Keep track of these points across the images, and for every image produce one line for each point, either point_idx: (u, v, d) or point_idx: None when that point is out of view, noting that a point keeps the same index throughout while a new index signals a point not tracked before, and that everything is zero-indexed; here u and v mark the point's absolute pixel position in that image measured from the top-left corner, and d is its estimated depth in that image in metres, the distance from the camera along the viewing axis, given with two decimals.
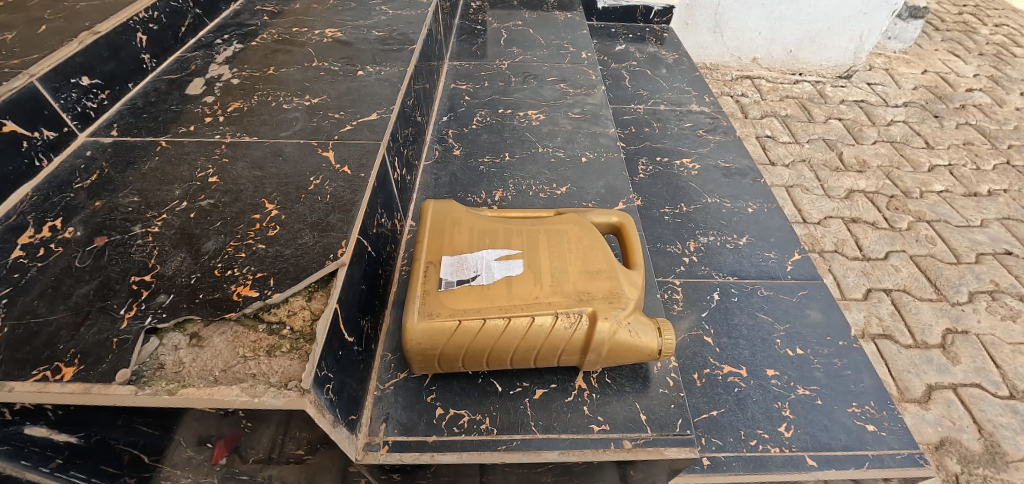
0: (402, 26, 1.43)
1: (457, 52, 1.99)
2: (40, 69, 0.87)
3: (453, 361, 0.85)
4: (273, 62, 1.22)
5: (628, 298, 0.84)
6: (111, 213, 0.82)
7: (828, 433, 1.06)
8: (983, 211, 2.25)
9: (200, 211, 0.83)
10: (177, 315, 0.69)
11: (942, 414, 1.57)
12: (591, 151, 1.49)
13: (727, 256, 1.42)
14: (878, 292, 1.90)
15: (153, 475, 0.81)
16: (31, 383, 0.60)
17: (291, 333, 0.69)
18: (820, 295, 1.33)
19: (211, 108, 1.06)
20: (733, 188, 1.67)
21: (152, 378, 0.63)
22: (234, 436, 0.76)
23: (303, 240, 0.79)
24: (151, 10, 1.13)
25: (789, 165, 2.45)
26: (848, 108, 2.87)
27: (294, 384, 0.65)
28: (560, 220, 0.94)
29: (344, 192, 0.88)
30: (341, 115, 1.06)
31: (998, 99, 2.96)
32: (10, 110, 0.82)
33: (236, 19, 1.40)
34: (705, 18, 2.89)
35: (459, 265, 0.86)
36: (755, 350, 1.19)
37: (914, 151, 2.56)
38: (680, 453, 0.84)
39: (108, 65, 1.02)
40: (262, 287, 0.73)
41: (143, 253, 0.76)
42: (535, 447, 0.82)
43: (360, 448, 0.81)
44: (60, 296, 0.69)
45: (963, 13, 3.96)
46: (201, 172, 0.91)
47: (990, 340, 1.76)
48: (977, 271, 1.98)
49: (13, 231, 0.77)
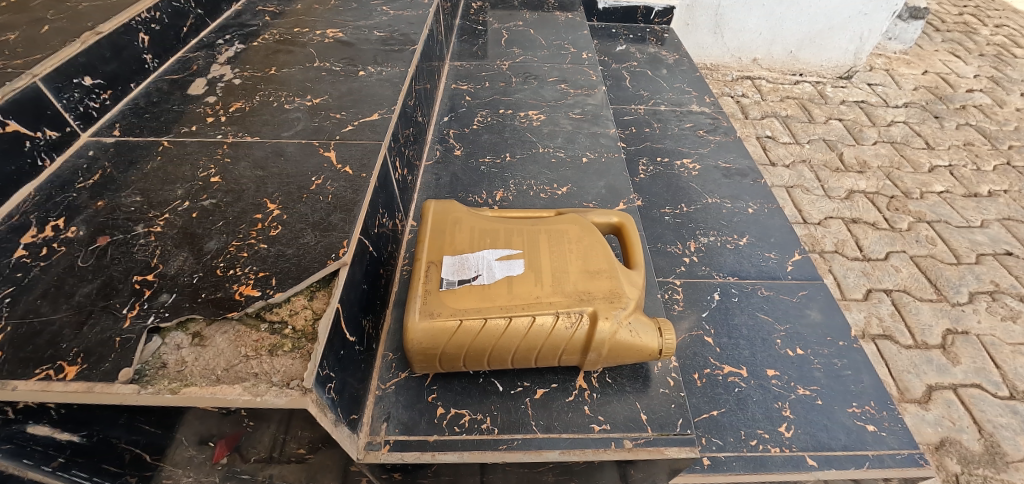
0: (403, 27, 1.43)
1: (458, 52, 1.99)
2: (43, 69, 0.88)
3: (454, 361, 0.85)
4: (275, 63, 1.22)
5: (628, 298, 0.84)
6: (114, 212, 0.82)
7: (828, 433, 1.06)
8: (983, 211, 2.25)
9: (202, 211, 0.83)
10: (179, 314, 0.69)
11: (942, 414, 1.57)
12: (591, 152, 1.49)
13: (727, 256, 1.42)
14: (879, 292, 1.90)
15: (154, 474, 0.81)
16: (34, 382, 0.60)
17: (293, 332, 0.69)
18: (820, 295, 1.33)
19: (213, 108, 1.06)
20: (734, 188, 1.67)
21: (154, 376, 0.63)
22: (235, 435, 0.77)
23: (304, 240, 0.80)
24: (153, 10, 1.13)
25: (789, 166, 2.46)
26: (848, 108, 2.87)
27: (296, 383, 0.65)
28: (560, 220, 0.94)
29: (346, 192, 0.88)
30: (342, 115, 1.07)
31: (998, 99, 2.97)
32: (13, 110, 0.82)
33: (238, 19, 1.40)
34: (706, 19, 2.90)
35: (460, 264, 0.86)
36: (755, 350, 1.20)
37: (914, 151, 2.57)
38: (680, 452, 0.84)
39: (110, 65, 1.02)
40: (264, 286, 0.73)
41: (145, 252, 0.76)
42: (535, 446, 0.83)
43: (361, 448, 0.81)
44: (63, 295, 0.70)
45: (963, 14, 3.96)
46: (203, 172, 0.91)
47: (990, 340, 1.76)
48: (977, 272, 1.98)
49: (15, 231, 0.77)
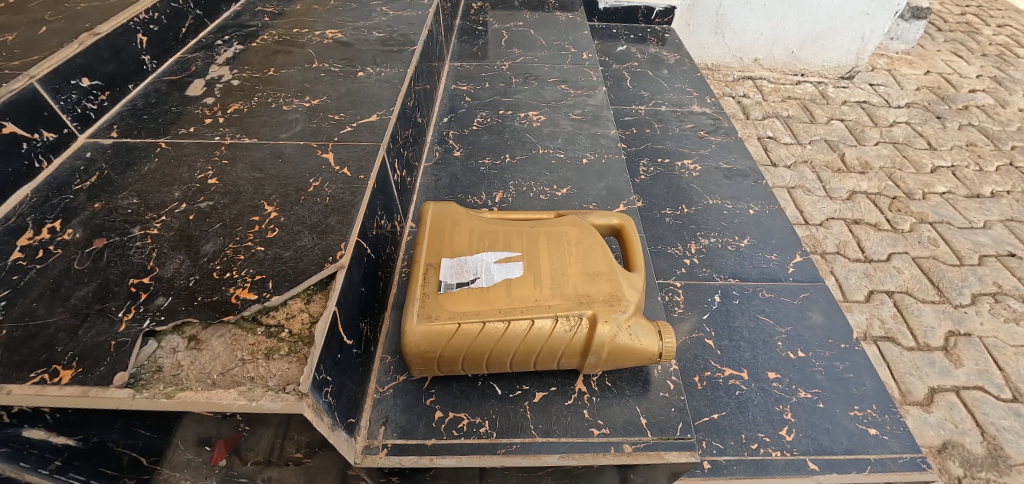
0: (403, 27, 1.43)
1: (458, 53, 1.99)
2: (41, 70, 0.87)
3: (452, 364, 0.84)
4: (273, 63, 1.22)
5: (628, 301, 0.83)
6: (111, 214, 0.82)
7: (830, 436, 1.06)
8: (985, 212, 2.24)
9: (199, 213, 0.83)
10: (176, 317, 0.68)
11: (944, 416, 1.57)
12: (591, 153, 1.49)
13: (728, 258, 1.42)
14: (880, 294, 1.89)
15: (152, 477, 0.80)
16: (29, 386, 0.60)
17: (290, 336, 0.69)
18: (821, 297, 1.33)
19: (211, 109, 1.06)
20: (734, 189, 1.67)
21: (150, 380, 0.63)
22: (234, 438, 0.77)
23: (302, 242, 0.79)
24: (151, 11, 1.13)
25: (790, 167, 2.45)
26: (850, 109, 2.86)
27: (292, 388, 0.64)
28: (560, 222, 0.94)
29: (344, 194, 0.88)
30: (341, 116, 1.06)
31: (1001, 100, 2.95)
32: (10, 111, 0.82)
33: (237, 20, 1.40)
34: (707, 19, 2.89)
35: (459, 267, 0.85)
36: (756, 352, 1.19)
37: (916, 152, 2.55)
38: (680, 457, 0.83)
39: (109, 65, 1.02)
40: (261, 289, 0.72)
41: (142, 255, 0.76)
42: (534, 450, 0.82)
43: (359, 451, 0.80)
44: (59, 298, 0.69)
45: (965, 14, 3.95)
46: (201, 173, 0.91)
47: (992, 343, 1.75)
48: (979, 273, 1.97)
49: (13, 233, 0.77)
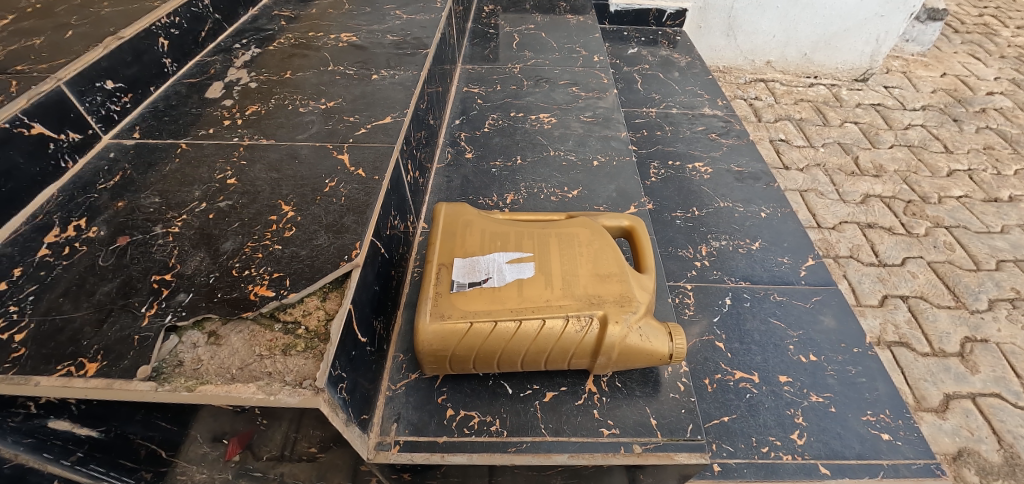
0: (416, 31, 1.44)
1: (469, 56, 2.00)
2: (67, 73, 0.90)
3: (464, 363, 0.85)
4: (290, 66, 1.24)
5: (639, 301, 0.84)
6: (133, 213, 0.84)
7: (842, 441, 1.05)
8: (1002, 216, 2.21)
9: (218, 213, 0.85)
10: (196, 313, 0.70)
11: (960, 423, 1.54)
12: (602, 155, 1.49)
13: (739, 261, 1.41)
14: (894, 299, 1.87)
15: (170, 469, 0.80)
16: (56, 378, 0.62)
17: (307, 332, 0.70)
18: (834, 302, 1.32)
19: (229, 111, 1.08)
20: (746, 192, 1.66)
21: (171, 374, 0.64)
22: (247, 434, 0.76)
23: (318, 241, 0.81)
24: (173, 15, 1.15)
25: (803, 170, 2.43)
26: (864, 111, 2.83)
27: (308, 383, 0.66)
28: (570, 223, 0.94)
29: (358, 195, 0.90)
30: (356, 118, 1.08)
31: (1020, 102, 2.91)
32: (38, 112, 0.85)
33: (254, 24, 1.43)
34: (718, 21, 2.87)
35: (471, 266, 0.86)
36: (767, 356, 1.19)
37: (932, 155, 2.52)
38: (690, 458, 0.83)
39: (131, 69, 1.05)
40: (278, 287, 0.74)
41: (164, 252, 0.78)
42: (545, 449, 0.83)
43: (372, 447, 0.82)
44: (83, 293, 0.71)
45: (983, 16, 3.89)
46: (220, 173, 0.93)
47: (1010, 349, 1.72)
48: (996, 278, 1.94)
49: (39, 231, 0.79)
